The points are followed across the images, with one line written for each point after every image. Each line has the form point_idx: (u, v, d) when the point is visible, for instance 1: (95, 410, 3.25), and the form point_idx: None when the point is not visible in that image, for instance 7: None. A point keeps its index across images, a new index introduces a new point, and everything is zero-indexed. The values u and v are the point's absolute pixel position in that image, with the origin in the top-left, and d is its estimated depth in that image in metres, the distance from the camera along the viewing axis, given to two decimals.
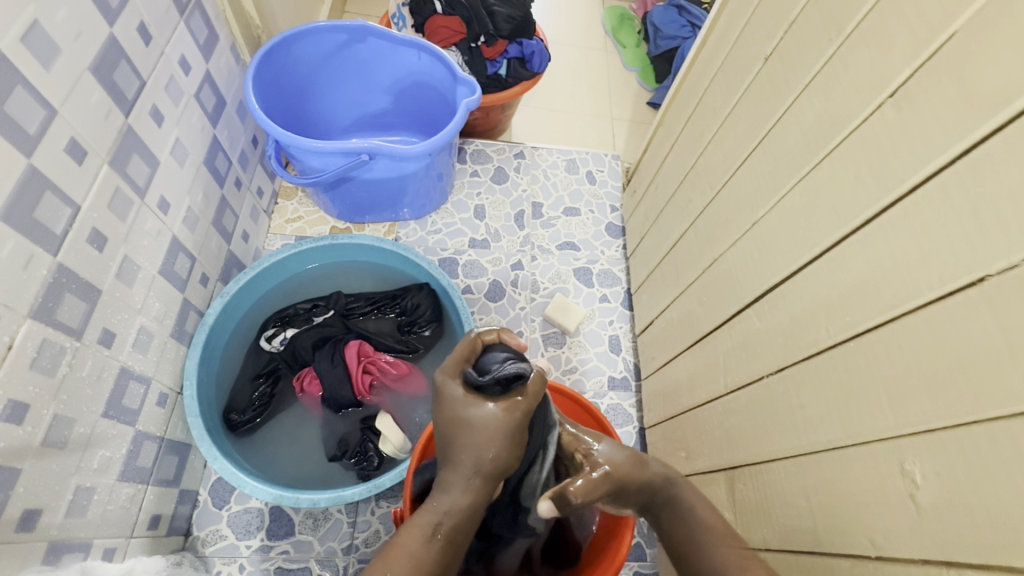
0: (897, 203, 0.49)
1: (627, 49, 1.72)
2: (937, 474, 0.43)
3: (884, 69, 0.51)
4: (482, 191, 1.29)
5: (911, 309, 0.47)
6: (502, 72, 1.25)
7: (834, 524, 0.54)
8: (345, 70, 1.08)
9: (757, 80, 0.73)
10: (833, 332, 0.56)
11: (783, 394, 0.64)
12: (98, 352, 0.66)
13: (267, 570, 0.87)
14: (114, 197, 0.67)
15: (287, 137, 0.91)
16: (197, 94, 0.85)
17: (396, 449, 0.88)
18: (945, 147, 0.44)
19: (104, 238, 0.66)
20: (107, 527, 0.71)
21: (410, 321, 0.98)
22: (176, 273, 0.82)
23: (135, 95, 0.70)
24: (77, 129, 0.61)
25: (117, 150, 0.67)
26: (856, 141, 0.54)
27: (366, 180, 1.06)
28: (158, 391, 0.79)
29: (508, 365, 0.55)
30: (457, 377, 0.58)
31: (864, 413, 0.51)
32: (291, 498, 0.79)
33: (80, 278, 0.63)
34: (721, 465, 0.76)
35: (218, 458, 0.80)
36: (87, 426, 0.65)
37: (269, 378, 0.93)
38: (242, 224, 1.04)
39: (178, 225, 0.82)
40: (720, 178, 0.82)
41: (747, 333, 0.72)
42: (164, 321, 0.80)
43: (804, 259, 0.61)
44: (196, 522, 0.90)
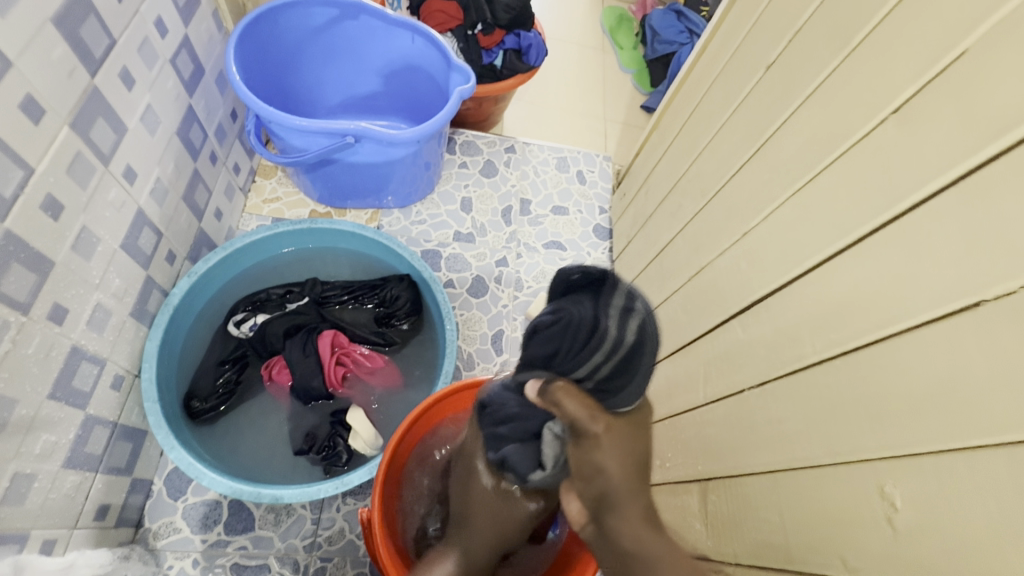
0: (894, 221, 0.48)
1: (624, 50, 1.71)
2: (915, 500, 0.42)
3: (889, 85, 0.50)
4: (469, 184, 1.26)
5: (903, 329, 0.45)
6: (498, 63, 1.22)
7: (808, 542, 0.53)
8: (334, 48, 1.04)
9: (756, 89, 0.72)
10: (818, 348, 0.55)
11: (764, 409, 0.62)
12: (47, 328, 0.61)
13: (221, 566, 0.83)
14: (75, 162, 0.62)
15: (269, 113, 0.86)
16: (173, 60, 0.80)
17: (365, 446, 0.84)
18: (947, 167, 0.43)
19: (61, 206, 0.61)
20: (47, 517, 0.66)
21: (388, 313, 0.94)
22: (140, 248, 0.77)
23: (104, 53, 0.65)
24: (34, 85, 0.56)
25: (80, 112, 0.62)
26: (857, 155, 0.53)
27: (350, 163, 1.02)
28: (113, 373, 0.74)
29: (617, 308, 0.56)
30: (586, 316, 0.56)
31: (845, 433, 0.50)
32: (252, 493, 0.75)
33: (31, 246, 0.58)
34: (696, 476, 0.75)
35: (175, 448, 0.75)
36: (31, 408, 0.60)
37: (235, 365, 0.89)
38: (216, 201, 0.99)
39: (145, 197, 0.77)
40: (712, 185, 0.81)
41: (731, 345, 0.71)
42: (124, 299, 0.75)
43: (793, 273, 0.60)
44: (148, 514, 0.85)
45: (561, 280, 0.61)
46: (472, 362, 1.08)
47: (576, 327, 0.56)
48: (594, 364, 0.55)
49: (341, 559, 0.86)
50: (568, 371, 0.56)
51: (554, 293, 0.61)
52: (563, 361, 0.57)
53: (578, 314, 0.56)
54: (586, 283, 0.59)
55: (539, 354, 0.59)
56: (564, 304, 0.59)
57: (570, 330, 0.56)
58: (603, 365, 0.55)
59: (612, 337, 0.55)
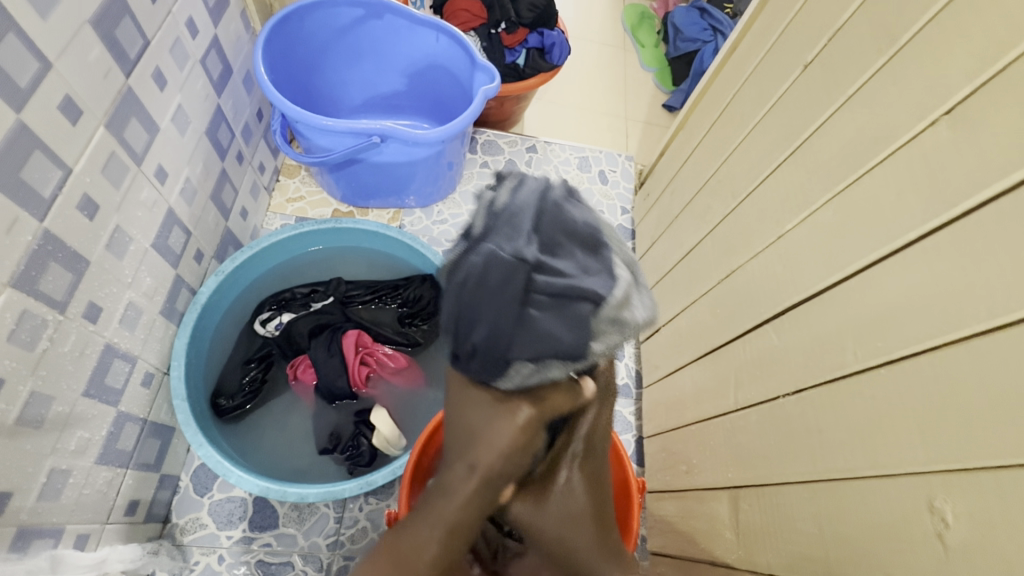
0: (946, 226, 0.46)
1: (646, 49, 1.69)
2: (969, 515, 0.40)
3: (941, 85, 0.48)
4: (491, 183, 1.25)
5: (955, 339, 0.44)
6: (520, 62, 1.21)
7: (848, 555, 0.52)
8: (358, 48, 1.04)
9: (792, 88, 0.71)
10: (862, 356, 0.53)
11: (800, 417, 0.60)
12: (82, 326, 0.62)
13: (247, 563, 0.84)
14: (109, 162, 0.63)
15: (296, 113, 0.87)
16: (203, 60, 0.80)
17: (388, 445, 0.84)
18: (1006, 171, 0.41)
19: (96, 205, 0.62)
20: (81, 512, 0.67)
21: (411, 313, 0.95)
22: (170, 247, 0.78)
23: (138, 54, 0.65)
24: (72, 86, 0.56)
25: (115, 112, 0.63)
26: (904, 157, 0.51)
27: (374, 163, 1.02)
28: (144, 370, 0.75)
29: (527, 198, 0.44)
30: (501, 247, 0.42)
31: (891, 444, 0.48)
32: (278, 491, 0.75)
33: (68, 246, 0.58)
34: (725, 483, 0.73)
35: (204, 445, 0.76)
36: (66, 405, 0.61)
37: (261, 364, 0.89)
38: (242, 200, 1.00)
39: (175, 197, 0.77)
40: (743, 187, 0.79)
41: (763, 350, 0.69)
42: (155, 297, 0.76)
43: (833, 279, 0.58)
44: (175, 509, 0.86)
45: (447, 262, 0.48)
46: None
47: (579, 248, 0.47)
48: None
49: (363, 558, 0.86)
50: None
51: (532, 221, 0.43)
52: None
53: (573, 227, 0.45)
54: (540, 193, 0.45)
55: (576, 311, 0.43)
56: (560, 228, 0.44)
57: (580, 242, 0.44)
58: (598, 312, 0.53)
59: (576, 240, 0.44)
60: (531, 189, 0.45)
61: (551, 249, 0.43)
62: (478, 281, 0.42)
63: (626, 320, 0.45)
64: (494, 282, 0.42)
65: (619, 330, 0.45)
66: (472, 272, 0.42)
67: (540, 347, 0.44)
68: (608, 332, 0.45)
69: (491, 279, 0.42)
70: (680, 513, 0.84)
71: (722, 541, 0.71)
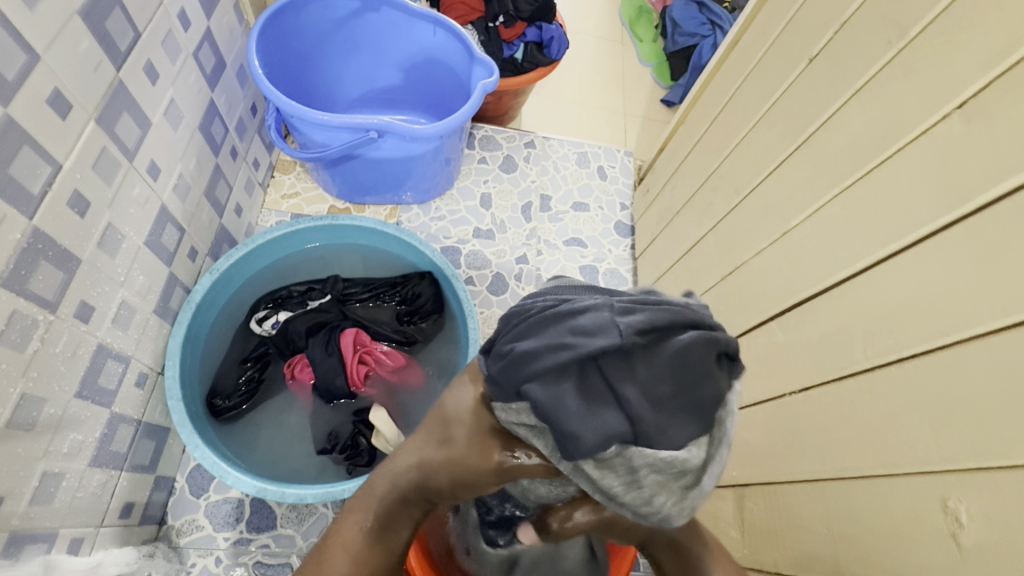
0: (957, 222, 0.45)
1: (644, 43, 1.68)
2: (987, 516, 0.40)
3: (953, 79, 0.48)
4: (489, 179, 1.24)
5: (966, 336, 0.43)
6: (518, 56, 1.20)
7: (855, 554, 0.51)
8: (354, 41, 1.03)
9: (797, 83, 0.70)
10: (870, 354, 0.53)
11: (806, 415, 0.60)
12: (74, 326, 0.60)
13: (245, 564, 0.83)
14: (100, 157, 0.61)
15: (292, 108, 0.85)
16: (196, 53, 0.78)
17: (388, 444, 0.83)
18: (1020, 166, 0.41)
19: (87, 202, 0.60)
20: (75, 516, 0.65)
21: (410, 311, 0.93)
22: (163, 245, 0.76)
23: (129, 47, 0.64)
24: (61, 79, 0.54)
25: (106, 106, 0.61)
26: (913, 153, 0.51)
27: (371, 159, 1.00)
28: (138, 371, 0.74)
29: (661, 344, 0.38)
30: (616, 380, 0.38)
31: (899, 442, 0.48)
32: (276, 492, 0.74)
33: (59, 245, 0.57)
34: (728, 481, 0.73)
35: (200, 446, 0.75)
36: (58, 407, 0.60)
37: (257, 363, 0.88)
38: (236, 196, 0.98)
39: (168, 193, 0.76)
40: (747, 182, 0.78)
41: (767, 347, 0.69)
42: (148, 296, 0.74)
43: (840, 275, 0.58)
44: (171, 511, 0.85)
45: (536, 306, 0.42)
46: None
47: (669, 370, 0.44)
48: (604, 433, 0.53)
49: None
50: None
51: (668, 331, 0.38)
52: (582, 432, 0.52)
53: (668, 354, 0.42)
54: (683, 342, 0.39)
55: (621, 464, 0.39)
56: (677, 388, 0.39)
57: (698, 389, 0.39)
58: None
59: (674, 410, 0.39)
60: (682, 339, 0.39)
61: (650, 403, 0.38)
62: (577, 323, 0.39)
63: (643, 475, 0.39)
64: (594, 349, 0.38)
65: (618, 478, 0.40)
66: (571, 365, 0.38)
67: (574, 462, 0.40)
68: (611, 469, 0.39)
69: (590, 347, 0.38)
70: None
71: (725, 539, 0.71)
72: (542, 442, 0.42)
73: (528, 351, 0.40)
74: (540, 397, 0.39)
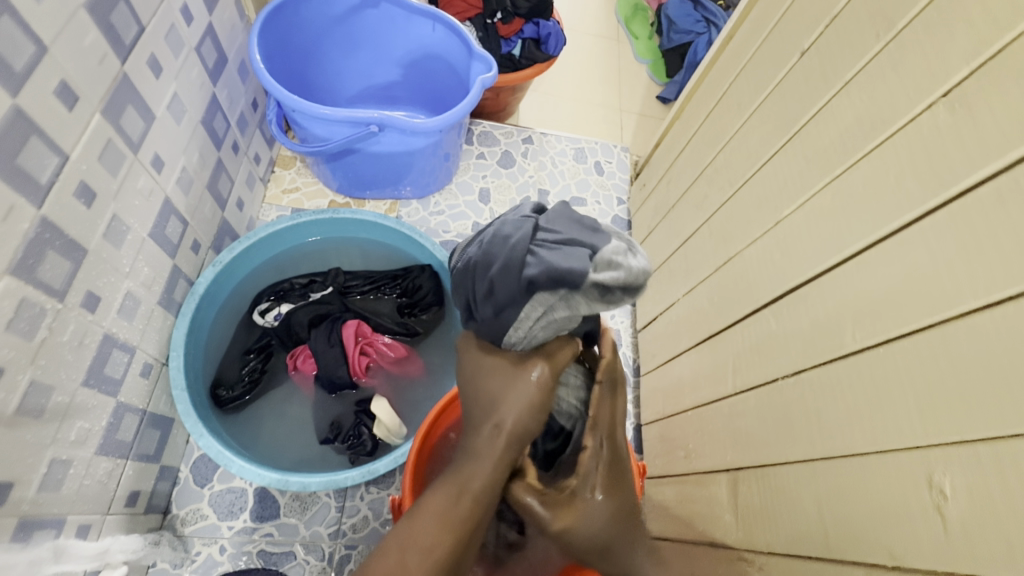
0: (943, 207, 0.47)
1: (639, 40, 1.70)
2: (968, 488, 0.41)
3: (939, 68, 0.49)
4: (488, 174, 1.25)
5: (951, 317, 0.45)
6: (516, 52, 1.21)
7: (846, 532, 0.53)
8: (353, 37, 1.04)
9: (789, 76, 0.71)
10: (860, 337, 0.54)
11: (799, 399, 0.61)
12: (81, 315, 0.61)
13: (249, 553, 0.84)
14: (106, 149, 0.62)
15: (293, 102, 0.86)
16: (198, 48, 0.79)
17: (390, 434, 0.84)
18: (1003, 151, 0.42)
19: (92, 193, 0.61)
20: (83, 503, 0.66)
21: (411, 303, 0.94)
22: (167, 237, 0.77)
23: (133, 40, 0.65)
24: (67, 71, 0.55)
25: (111, 98, 0.62)
26: (900, 142, 0.52)
27: (371, 153, 1.01)
28: (143, 361, 0.75)
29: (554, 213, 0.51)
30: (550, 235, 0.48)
31: (888, 421, 0.49)
32: (280, 480, 0.75)
33: (65, 234, 0.58)
34: (724, 466, 0.74)
35: (204, 435, 0.76)
36: (65, 395, 0.61)
37: (260, 354, 0.89)
38: (237, 190, 0.99)
39: (171, 186, 0.77)
40: (741, 174, 0.80)
41: (761, 335, 0.70)
42: (152, 287, 0.75)
43: (831, 262, 0.59)
44: (175, 501, 0.86)
45: (468, 256, 0.53)
46: None
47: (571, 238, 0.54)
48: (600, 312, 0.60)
49: (365, 547, 0.86)
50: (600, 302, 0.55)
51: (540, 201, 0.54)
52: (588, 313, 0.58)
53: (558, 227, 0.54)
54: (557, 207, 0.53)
55: (603, 268, 0.48)
56: (579, 219, 0.51)
57: (592, 223, 0.51)
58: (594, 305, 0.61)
59: (596, 230, 0.51)
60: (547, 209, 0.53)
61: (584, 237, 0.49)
62: (503, 234, 0.49)
63: (621, 260, 0.48)
64: (523, 232, 0.48)
65: (617, 271, 0.47)
66: (518, 251, 0.47)
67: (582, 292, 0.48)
68: (609, 270, 0.47)
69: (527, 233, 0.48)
70: (678, 497, 0.86)
71: (722, 523, 0.73)
72: (561, 310, 0.49)
73: (496, 271, 0.48)
74: (540, 272, 0.46)
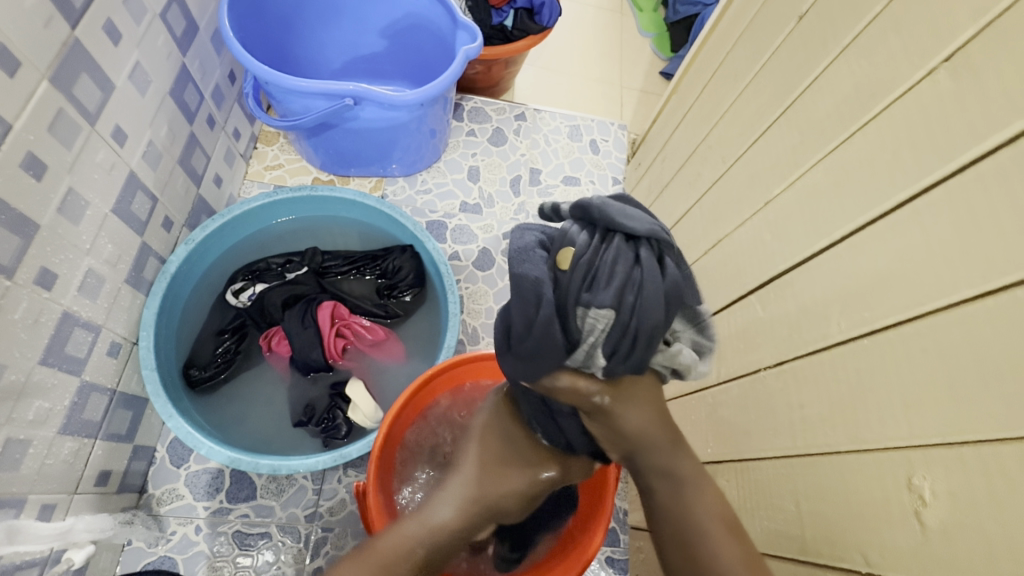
0: (938, 186, 0.42)
1: (643, 12, 1.62)
2: (950, 494, 0.38)
3: (942, 30, 0.44)
4: (478, 152, 1.21)
5: (941, 307, 0.41)
6: (508, 23, 1.16)
7: (823, 533, 0.50)
8: (334, 6, 0.99)
9: (787, 43, 0.66)
10: (844, 327, 0.50)
11: (780, 391, 0.58)
12: (35, 293, 0.60)
13: (224, 534, 0.83)
14: (57, 120, 0.59)
15: (265, 73, 0.82)
16: (163, 15, 0.76)
17: (366, 419, 0.82)
18: (1007, 121, 0.37)
19: (43, 165, 0.59)
20: (46, 482, 0.65)
21: (390, 285, 0.92)
22: (134, 214, 0.75)
23: (85, 4, 0.61)
24: (6, 35, 0.52)
25: (60, 66, 0.59)
26: (897, 114, 0.48)
27: (352, 128, 0.98)
28: (110, 340, 0.73)
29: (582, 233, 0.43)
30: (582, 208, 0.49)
31: (871, 420, 0.46)
32: (250, 463, 0.74)
33: (11, 208, 0.55)
34: (705, 458, 0.71)
35: (174, 416, 0.74)
36: (21, 373, 0.59)
37: (234, 335, 0.88)
38: (215, 166, 0.96)
39: (136, 160, 0.74)
40: (733, 151, 0.75)
41: (747, 322, 0.66)
42: (118, 266, 0.73)
43: (820, 246, 0.55)
44: (151, 480, 0.85)
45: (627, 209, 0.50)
46: (477, 337, 1.06)
47: (590, 257, 0.42)
48: (580, 346, 0.44)
49: (342, 529, 0.86)
50: (554, 299, 0.42)
51: (592, 199, 0.44)
52: (527, 343, 0.45)
53: (581, 243, 0.43)
54: (612, 249, 0.42)
55: (528, 241, 0.45)
56: (597, 260, 0.42)
57: (600, 273, 0.42)
58: (604, 338, 0.43)
59: (581, 254, 0.42)
60: (626, 237, 0.42)
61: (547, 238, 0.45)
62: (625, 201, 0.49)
63: (522, 247, 0.45)
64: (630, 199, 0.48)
65: (521, 239, 0.45)
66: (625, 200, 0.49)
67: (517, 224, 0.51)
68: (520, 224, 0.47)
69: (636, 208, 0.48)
70: None
71: None
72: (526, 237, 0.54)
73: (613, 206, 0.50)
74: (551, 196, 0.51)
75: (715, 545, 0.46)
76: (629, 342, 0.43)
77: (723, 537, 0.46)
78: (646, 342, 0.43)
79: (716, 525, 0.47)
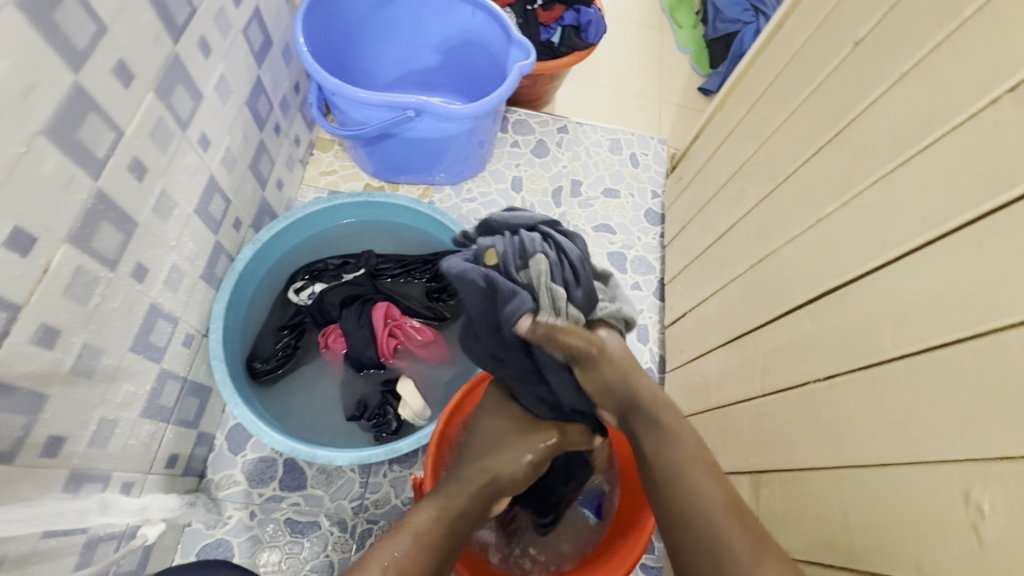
0: (1003, 209, 0.44)
1: (682, 30, 1.65)
2: (1009, 507, 0.39)
3: (1007, 59, 0.46)
4: (521, 163, 1.25)
5: (1003, 326, 0.42)
6: (555, 40, 1.20)
7: (875, 543, 0.51)
8: (393, 22, 1.05)
9: (842, 66, 0.68)
10: (899, 343, 0.52)
11: (831, 404, 0.59)
12: (130, 285, 0.65)
13: (276, 520, 0.88)
14: (157, 127, 0.65)
15: (333, 85, 0.88)
16: (245, 30, 0.81)
17: (414, 416, 0.86)
18: None
19: (144, 168, 0.64)
20: (126, 461, 0.70)
21: (439, 288, 0.96)
22: (210, 214, 0.80)
23: (185, 21, 0.67)
24: (124, 50, 0.57)
25: (163, 78, 0.64)
26: (959, 137, 0.49)
27: (407, 138, 1.02)
28: (185, 331, 0.78)
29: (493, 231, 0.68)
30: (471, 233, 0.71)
31: (927, 434, 0.47)
32: (308, 453, 0.78)
33: (118, 207, 0.60)
34: (747, 468, 0.73)
35: (239, 405, 0.79)
36: (114, 358, 0.64)
37: (293, 331, 0.93)
38: (278, 171, 1.02)
39: (216, 164, 0.80)
40: (782, 169, 0.77)
41: (795, 336, 0.68)
42: (196, 262, 0.78)
43: (874, 264, 0.57)
44: (211, 465, 0.90)
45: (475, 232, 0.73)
46: None
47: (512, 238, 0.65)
48: (542, 293, 0.62)
49: (387, 522, 0.89)
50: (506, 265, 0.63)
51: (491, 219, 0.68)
52: (506, 298, 0.62)
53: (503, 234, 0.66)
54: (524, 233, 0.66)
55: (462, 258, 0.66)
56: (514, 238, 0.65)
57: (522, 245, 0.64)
58: (548, 276, 0.63)
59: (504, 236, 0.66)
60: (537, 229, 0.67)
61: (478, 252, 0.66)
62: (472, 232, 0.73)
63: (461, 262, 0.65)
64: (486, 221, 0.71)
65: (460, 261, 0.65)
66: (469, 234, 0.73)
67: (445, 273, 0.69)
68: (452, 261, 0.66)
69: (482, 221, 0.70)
70: None
71: None
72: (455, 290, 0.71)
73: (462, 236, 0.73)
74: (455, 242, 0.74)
75: (692, 478, 0.60)
76: (567, 270, 0.64)
77: (691, 469, 0.61)
78: (577, 272, 0.65)
79: (692, 465, 0.61)
